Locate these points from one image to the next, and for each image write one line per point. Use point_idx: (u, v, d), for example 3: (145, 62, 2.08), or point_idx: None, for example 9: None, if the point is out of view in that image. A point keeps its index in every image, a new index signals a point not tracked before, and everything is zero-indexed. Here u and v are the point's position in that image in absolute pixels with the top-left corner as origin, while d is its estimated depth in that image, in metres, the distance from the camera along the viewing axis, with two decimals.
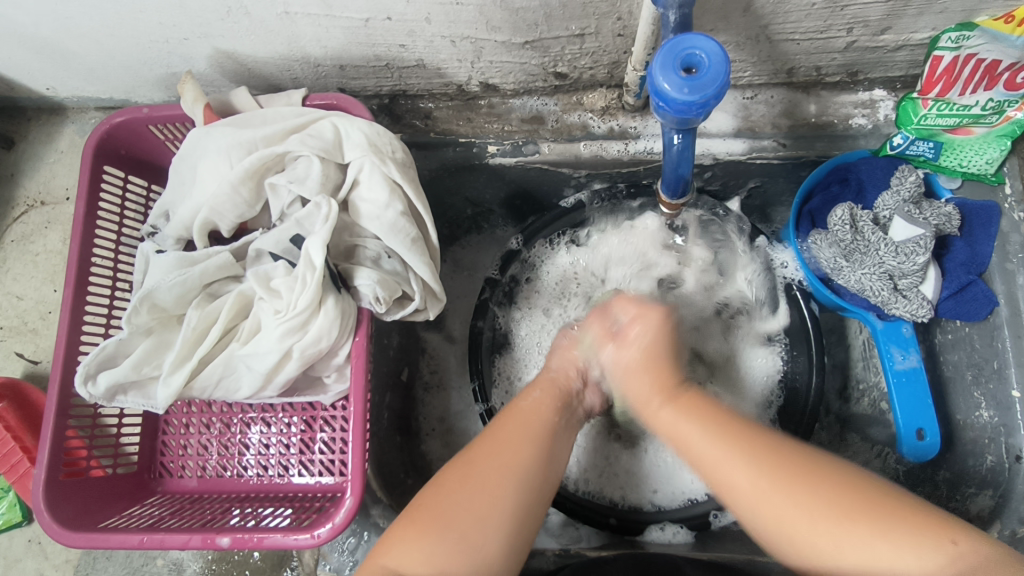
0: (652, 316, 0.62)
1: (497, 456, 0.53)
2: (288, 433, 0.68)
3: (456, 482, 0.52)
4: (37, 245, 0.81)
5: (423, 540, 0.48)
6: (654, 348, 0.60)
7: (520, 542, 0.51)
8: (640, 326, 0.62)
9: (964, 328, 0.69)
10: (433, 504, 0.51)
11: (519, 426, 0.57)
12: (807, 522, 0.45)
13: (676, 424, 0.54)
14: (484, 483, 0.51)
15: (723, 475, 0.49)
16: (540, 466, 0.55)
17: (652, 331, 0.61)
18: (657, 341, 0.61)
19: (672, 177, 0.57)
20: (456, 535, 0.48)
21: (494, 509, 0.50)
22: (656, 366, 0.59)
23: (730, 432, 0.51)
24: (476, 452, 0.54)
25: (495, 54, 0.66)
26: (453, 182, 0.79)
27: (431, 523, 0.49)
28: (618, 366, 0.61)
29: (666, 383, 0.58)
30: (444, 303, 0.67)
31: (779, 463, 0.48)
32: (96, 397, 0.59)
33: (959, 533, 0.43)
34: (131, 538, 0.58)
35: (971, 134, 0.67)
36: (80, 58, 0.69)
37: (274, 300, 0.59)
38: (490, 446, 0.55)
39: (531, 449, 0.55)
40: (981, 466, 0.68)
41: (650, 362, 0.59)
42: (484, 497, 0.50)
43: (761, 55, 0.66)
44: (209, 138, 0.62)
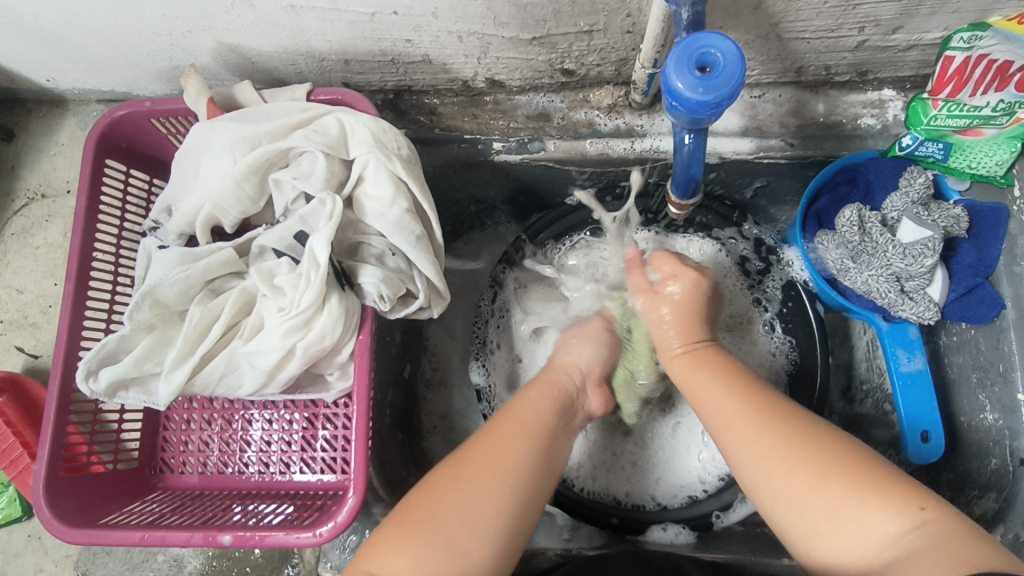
0: (690, 276, 0.64)
1: (491, 458, 0.53)
2: (289, 430, 0.67)
3: (444, 480, 0.52)
4: (37, 239, 0.81)
5: (410, 541, 0.48)
6: (686, 304, 0.63)
7: (509, 546, 0.51)
8: (679, 283, 0.64)
9: (970, 331, 0.69)
10: (422, 505, 0.50)
11: (517, 427, 0.57)
12: (783, 479, 0.48)
13: (695, 377, 0.59)
14: (478, 484, 0.51)
15: (729, 422, 0.53)
16: (535, 476, 0.54)
17: (688, 289, 0.64)
18: (691, 297, 0.64)
19: (682, 177, 0.56)
20: (444, 534, 0.48)
21: (484, 510, 0.50)
22: (688, 321, 0.63)
23: (745, 391, 0.55)
24: (469, 455, 0.53)
25: (501, 50, 0.65)
26: (458, 178, 0.78)
27: (419, 524, 0.49)
28: (655, 324, 0.64)
29: (692, 338, 0.62)
30: (448, 301, 0.66)
31: (772, 415, 0.51)
32: (97, 394, 0.59)
33: (927, 499, 0.43)
34: (132, 535, 0.58)
35: (981, 135, 0.66)
36: (82, 49, 0.68)
37: (277, 297, 0.59)
38: (486, 443, 0.55)
39: (527, 452, 0.55)
40: (985, 469, 0.67)
41: (682, 315, 0.63)
42: (477, 499, 0.50)
43: (770, 53, 0.65)
44: (212, 132, 0.61)
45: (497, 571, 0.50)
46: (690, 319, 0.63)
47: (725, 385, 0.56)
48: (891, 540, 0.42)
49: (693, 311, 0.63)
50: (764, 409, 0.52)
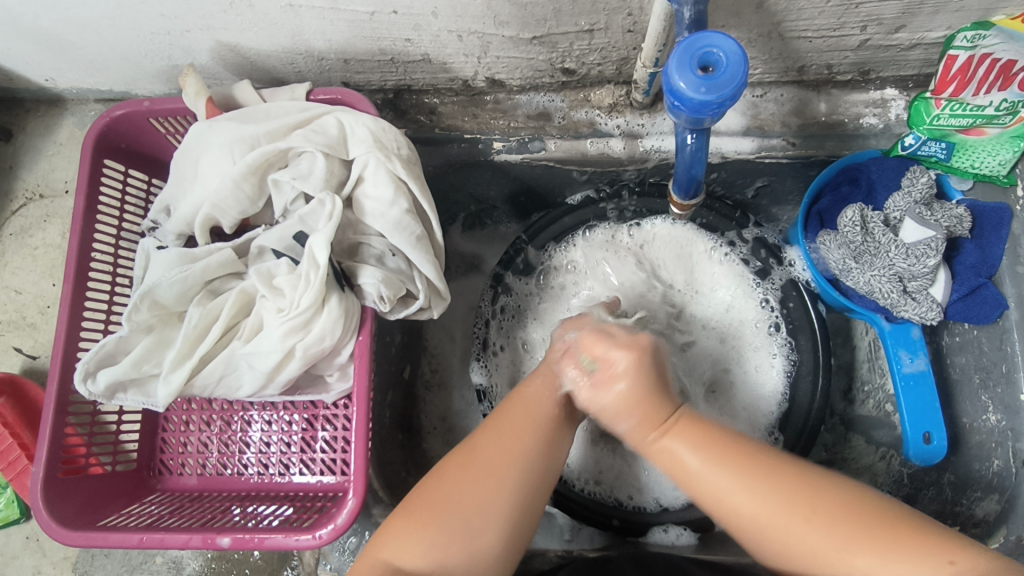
0: (622, 351, 0.54)
1: (502, 448, 0.53)
2: (289, 431, 0.67)
3: (453, 468, 0.52)
4: (35, 239, 0.80)
5: (423, 527, 0.49)
6: (639, 386, 0.53)
7: (520, 531, 0.51)
8: (620, 358, 0.54)
9: (972, 331, 0.69)
10: (433, 492, 0.51)
11: (521, 415, 0.56)
12: (800, 535, 0.46)
13: (676, 457, 0.52)
14: (488, 475, 0.51)
15: (728, 506, 0.49)
16: (543, 460, 0.54)
17: (634, 362, 0.54)
18: (642, 374, 0.53)
19: (684, 177, 0.56)
20: (458, 521, 0.49)
21: (492, 495, 0.50)
22: (647, 405, 0.53)
23: (733, 461, 0.49)
24: (480, 446, 0.53)
25: (501, 49, 0.65)
26: (457, 178, 0.78)
27: (430, 513, 0.49)
28: (603, 409, 0.54)
29: (659, 418, 0.53)
30: (448, 302, 0.66)
31: (774, 471, 0.48)
32: (95, 395, 0.58)
33: (960, 551, 0.43)
34: (130, 537, 0.57)
35: (984, 135, 0.65)
36: (80, 48, 0.68)
37: (277, 298, 0.58)
38: (492, 435, 0.54)
39: (537, 442, 0.54)
40: (987, 471, 0.67)
41: (640, 396, 0.53)
42: (486, 489, 0.50)
43: (772, 52, 0.65)
44: (211, 132, 0.61)
45: (508, 555, 0.50)
46: (644, 401, 0.53)
47: (700, 454, 0.50)
48: None
49: (649, 390, 0.53)
50: (762, 469, 0.48)
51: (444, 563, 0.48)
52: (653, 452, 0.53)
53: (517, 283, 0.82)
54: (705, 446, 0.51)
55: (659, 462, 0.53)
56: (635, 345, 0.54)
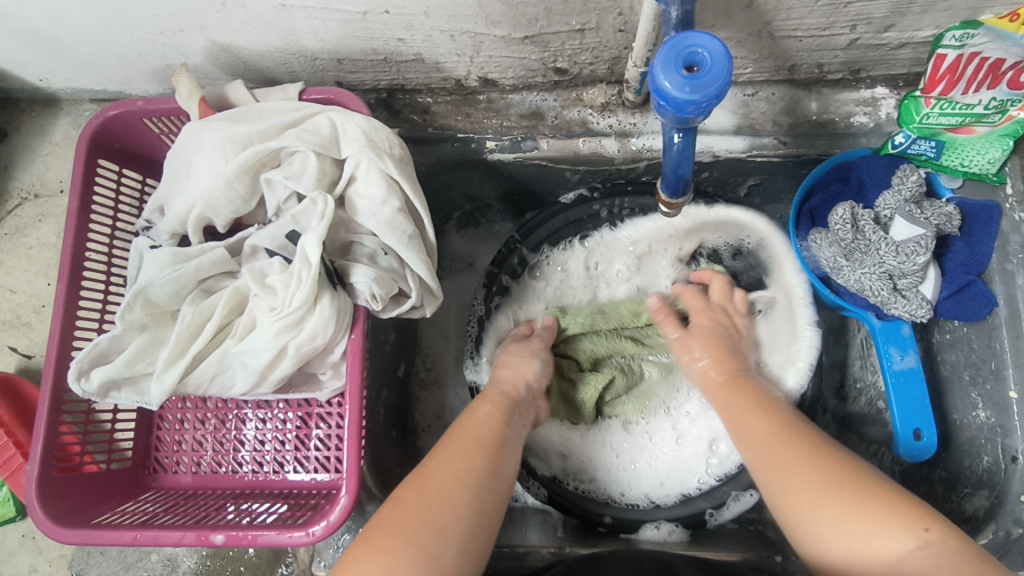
0: (707, 316, 0.72)
1: (449, 468, 0.54)
2: (283, 429, 0.68)
3: (409, 493, 0.52)
4: (31, 239, 0.81)
5: (382, 551, 0.47)
6: (716, 342, 0.69)
7: (474, 554, 0.50)
8: (701, 320, 0.72)
9: (962, 328, 0.69)
10: (391, 517, 0.50)
11: (469, 439, 0.58)
12: (798, 492, 0.49)
13: (730, 399, 0.62)
14: (441, 496, 0.51)
15: (753, 437, 0.56)
16: (489, 481, 0.54)
17: (711, 325, 0.71)
18: (718, 334, 0.70)
19: (672, 177, 0.56)
20: (416, 542, 0.48)
21: (447, 516, 0.50)
22: (721, 353, 0.68)
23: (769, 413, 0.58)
24: (432, 471, 0.54)
25: (493, 49, 0.65)
26: (451, 177, 0.78)
27: (388, 537, 0.48)
28: (694, 368, 0.69)
29: (727, 366, 0.67)
30: (441, 301, 0.66)
31: (794, 432, 0.55)
32: (89, 394, 0.59)
33: (932, 521, 0.44)
34: (124, 535, 0.58)
35: (973, 134, 0.66)
36: (74, 48, 0.68)
37: (269, 297, 0.59)
38: (444, 458, 0.55)
39: (485, 462, 0.55)
40: (977, 467, 0.68)
41: (713, 349, 0.68)
42: (440, 510, 0.50)
43: (763, 52, 0.65)
44: (204, 133, 0.61)
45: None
46: (721, 353, 0.68)
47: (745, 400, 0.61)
48: (892, 556, 0.43)
49: (722, 346, 0.69)
50: (785, 429, 0.55)
51: None
52: (715, 395, 0.65)
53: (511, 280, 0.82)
54: (752, 401, 0.60)
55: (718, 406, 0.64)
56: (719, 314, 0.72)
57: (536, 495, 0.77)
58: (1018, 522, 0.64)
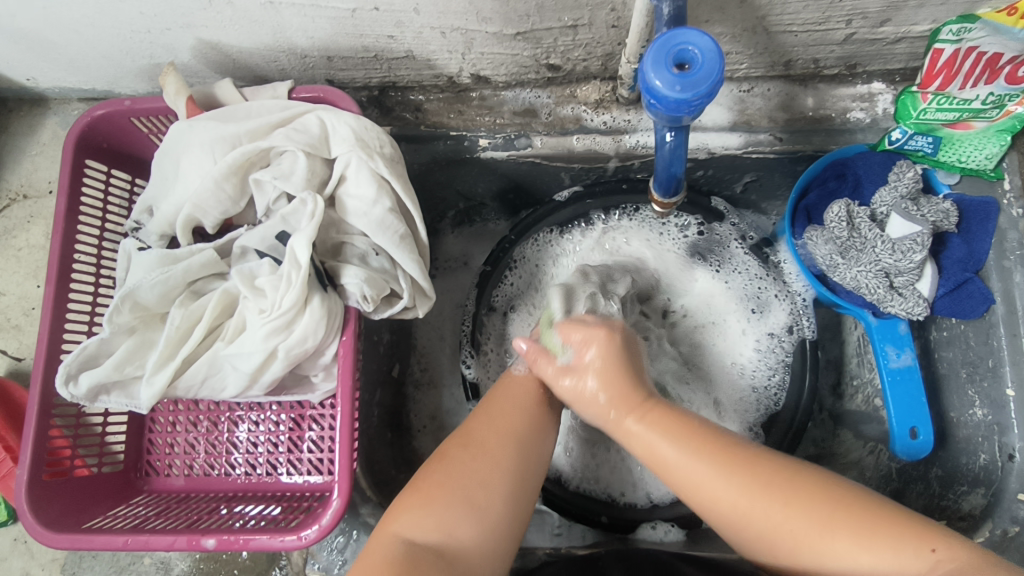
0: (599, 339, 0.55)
1: (494, 427, 0.54)
2: (276, 431, 0.67)
3: (456, 445, 0.53)
4: (20, 241, 0.80)
5: (428, 505, 0.49)
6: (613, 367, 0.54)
7: (525, 499, 0.51)
8: (593, 349, 0.54)
9: (960, 326, 0.69)
10: (438, 469, 0.51)
11: (513, 395, 0.58)
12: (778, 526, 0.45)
13: (651, 445, 0.50)
14: (484, 451, 0.52)
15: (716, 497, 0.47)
16: (540, 433, 0.56)
17: (603, 354, 0.54)
18: (610, 361, 0.54)
19: (664, 175, 0.55)
20: (461, 496, 0.49)
21: (494, 468, 0.51)
22: (621, 386, 0.53)
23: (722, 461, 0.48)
24: (475, 426, 0.54)
25: (485, 45, 0.65)
26: (444, 176, 0.77)
27: (437, 489, 0.50)
28: (576, 397, 0.54)
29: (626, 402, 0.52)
30: (433, 301, 0.65)
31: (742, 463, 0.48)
32: (78, 398, 0.58)
33: (940, 538, 0.42)
34: (115, 539, 0.57)
35: (971, 129, 0.65)
36: (60, 48, 0.67)
37: (258, 299, 0.58)
38: (492, 415, 0.55)
39: (529, 417, 0.56)
40: (974, 464, 0.67)
41: (609, 380, 0.53)
42: (486, 462, 0.51)
43: (758, 47, 0.64)
44: (191, 133, 0.60)
45: (517, 525, 0.50)
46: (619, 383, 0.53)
47: (679, 447, 0.49)
48: None
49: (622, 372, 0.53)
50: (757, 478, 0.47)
51: (454, 534, 0.47)
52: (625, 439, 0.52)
53: (514, 274, 0.82)
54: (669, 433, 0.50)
55: (613, 433, 0.53)
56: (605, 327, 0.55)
57: None
58: (1015, 520, 0.62)
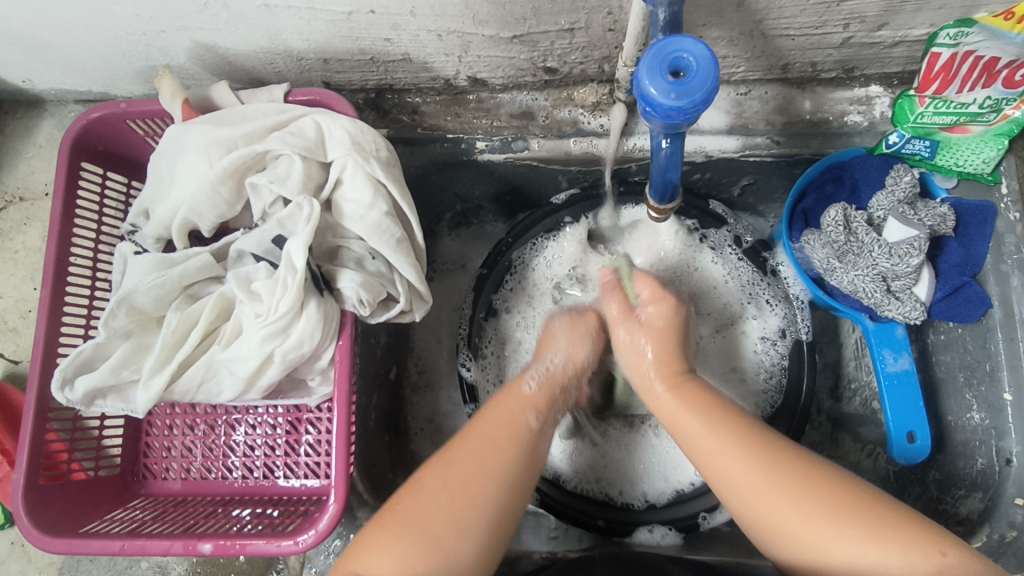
0: (666, 300, 0.60)
1: (476, 457, 0.52)
2: (272, 435, 0.67)
3: (433, 480, 0.51)
4: (16, 243, 0.80)
5: (399, 540, 0.48)
6: (665, 334, 0.58)
7: (496, 542, 0.51)
8: (657, 305, 0.60)
9: (957, 329, 0.69)
10: (411, 508, 0.50)
11: (497, 428, 0.55)
12: (782, 514, 0.46)
13: (679, 416, 0.54)
14: (461, 492, 0.50)
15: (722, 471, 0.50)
16: (519, 474, 0.53)
17: (666, 316, 0.59)
18: (669, 326, 0.58)
19: (660, 180, 0.55)
20: (429, 537, 0.48)
21: (467, 511, 0.50)
22: (667, 354, 0.57)
23: (742, 434, 0.50)
24: (455, 455, 0.53)
25: (482, 48, 0.64)
26: (441, 178, 0.78)
27: (407, 525, 0.49)
28: (626, 352, 0.59)
29: (671, 369, 0.56)
30: (430, 304, 0.65)
31: (760, 442, 0.50)
32: (73, 403, 0.58)
33: (950, 544, 0.44)
34: (111, 544, 0.57)
35: (968, 133, 0.65)
36: (56, 50, 0.67)
37: (254, 304, 0.58)
38: (476, 448, 0.53)
39: (516, 453, 0.54)
40: (971, 469, 0.67)
41: (661, 345, 0.57)
42: (460, 502, 0.50)
43: (755, 51, 0.64)
44: (187, 136, 0.60)
45: (483, 566, 0.50)
46: (667, 346, 0.57)
47: (705, 421, 0.52)
48: None
49: (674, 337, 0.58)
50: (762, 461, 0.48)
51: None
52: (656, 404, 0.56)
53: (512, 275, 0.82)
54: (701, 407, 0.53)
55: (643, 393, 0.58)
56: (672, 293, 0.60)
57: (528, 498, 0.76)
58: (1012, 526, 0.63)
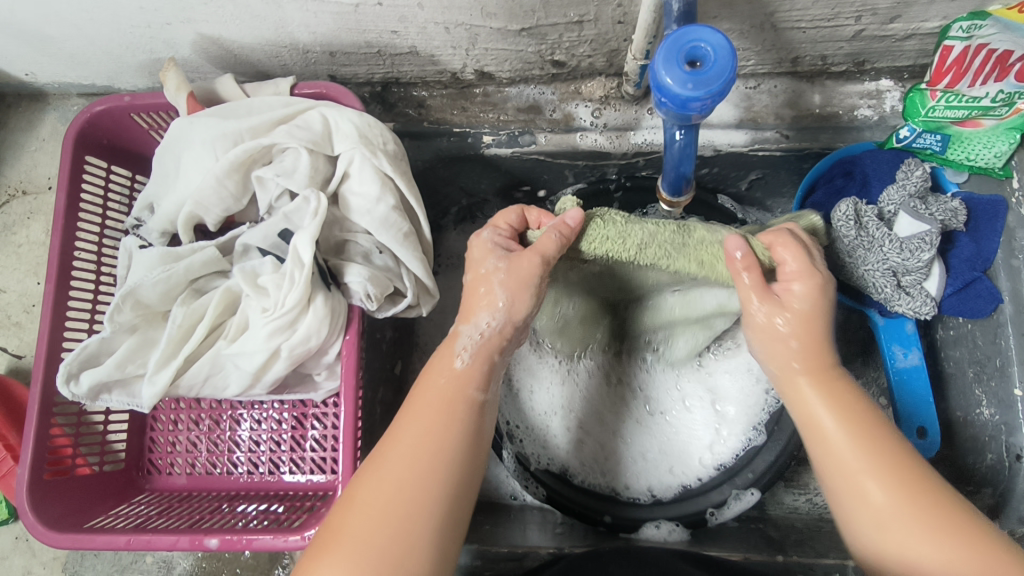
0: (804, 280, 0.48)
1: (412, 452, 0.46)
2: (278, 430, 0.67)
3: (375, 483, 0.45)
4: (19, 237, 0.79)
5: (344, 559, 0.43)
6: (812, 320, 0.48)
7: (449, 544, 0.45)
8: (800, 279, 0.48)
9: (967, 324, 0.68)
10: (358, 517, 0.44)
11: (431, 413, 0.48)
12: (903, 533, 0.43)
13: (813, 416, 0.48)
14: (407, 499, 0.45)
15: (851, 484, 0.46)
16: (461, 465, 0.47)
17: (813, 296, 0.47)
18: (815, 311, 0.48)
19: (673, 174, 0.54)
20: (377, 551, 0.43)
21: (413, 517, 0.44)
22: (814, 346, 0.48)
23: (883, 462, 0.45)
24: (393, 453, 0.47)
25: (489, 41, 0.64)
26: (447, 172, 0.77)
27: (351, 541, 0.43)
28: (762, 332, 0.49)
29: (814, 361, 0.48)
30: (437, 299, 0.64)
31: (898, 463, 0.45)
32: (79, 397, 0.57)
33: None
34: (117, 539, 0.57)
35: (980, 127, 0.64)
36: (60, 42, 0.66)
37: (261, 298, 0.57)
38: (414, 443, 0.47)
39: (456, 441, 0.47)
40: (980, 464, 0.67)
41: (807, 332, 0.48)
42: (404, 510, 0.44)
43: (765, 44, 0.64)
44: (192, 129, 0.59)
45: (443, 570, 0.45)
46: (815, 335, 0.48)
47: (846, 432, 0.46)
48: None
49: (824, 322, 0.48)
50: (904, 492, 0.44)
51: None
52: (792, 394, 0.49)
53: None
54: (846, 414, 0.47)
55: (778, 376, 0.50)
56: (821, 268, 0.48)
57: (535, 495, 0.76)
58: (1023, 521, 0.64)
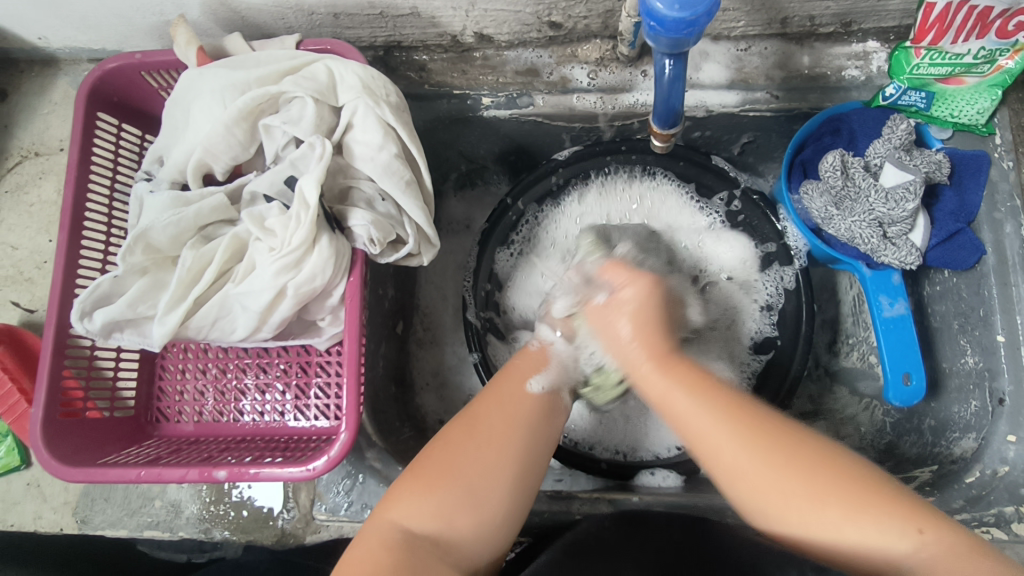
0: (643, 281, 0.56)
1: (500, 412, 0.55)
2: (283, 379, 0.69)
3: (457, 434, 0.53)
4: (31, 196, 0.81)
5: (430, 493, 0.49)
6: (644, 316, 0.53)
7: (526, 487, 0.53)
8: (631, 286, 0.56)
9: (952, 278, 0.71)
10: (442, 456, 0.52)
11: (517, 384, 0.58)
12: (771, 481, 0.45)
13: (669, 395, 0.49)
14: (490, 440, 0.53)
15: (713, 452, 0.47)
16: (541, 423, 0.56)
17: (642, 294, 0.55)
18: (647, 305, 0.54)
19: (662, 109, 0.57)
20: (463, 484, 0.50)
21: (496, 456, 0.52)
22: (652, 330, 0.53)
23: (726, 408, 0.48)
24: (478, 411, 0.55)
25: (488, 2, 0.66)
26: (447, 135, 0.79)
27: (440, 477, 0.50)
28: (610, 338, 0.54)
29: (660, 346, 0.52)
30: (437, 249, 0.67)
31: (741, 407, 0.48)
32: (91, 333, 0.60)
33: (930, 522, 0.43)
34: (128, 472, 0.58)
35: (962, 84, 0.67)
36: (71, 4, 0.68)
37: (269, 239, 0.60)
38: (496, 404, 0.56)
39: (535, 407, 0.57)
40: (965, 412, 0.69)
41: (643, 326, 0.53)
42: (489, 453, 0.52)
43: (754, 3, 0.66)
44: (202, 79, 0.62)
45: (515, 510, 0.52)
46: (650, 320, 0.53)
47: (694, 396, 0.48)
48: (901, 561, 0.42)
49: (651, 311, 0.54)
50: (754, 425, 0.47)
51: (452, 524, 0.49)
52: (642, 382, 0.52)
53: (518, 233, 0.83)
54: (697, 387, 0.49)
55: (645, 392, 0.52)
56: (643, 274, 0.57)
57: None
58: (1004, 461, 0.64)
